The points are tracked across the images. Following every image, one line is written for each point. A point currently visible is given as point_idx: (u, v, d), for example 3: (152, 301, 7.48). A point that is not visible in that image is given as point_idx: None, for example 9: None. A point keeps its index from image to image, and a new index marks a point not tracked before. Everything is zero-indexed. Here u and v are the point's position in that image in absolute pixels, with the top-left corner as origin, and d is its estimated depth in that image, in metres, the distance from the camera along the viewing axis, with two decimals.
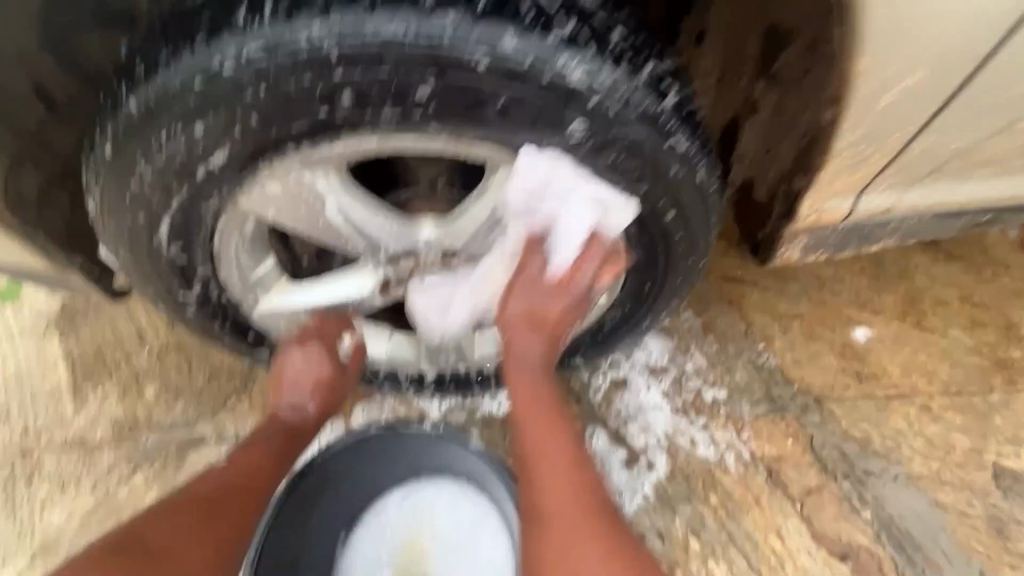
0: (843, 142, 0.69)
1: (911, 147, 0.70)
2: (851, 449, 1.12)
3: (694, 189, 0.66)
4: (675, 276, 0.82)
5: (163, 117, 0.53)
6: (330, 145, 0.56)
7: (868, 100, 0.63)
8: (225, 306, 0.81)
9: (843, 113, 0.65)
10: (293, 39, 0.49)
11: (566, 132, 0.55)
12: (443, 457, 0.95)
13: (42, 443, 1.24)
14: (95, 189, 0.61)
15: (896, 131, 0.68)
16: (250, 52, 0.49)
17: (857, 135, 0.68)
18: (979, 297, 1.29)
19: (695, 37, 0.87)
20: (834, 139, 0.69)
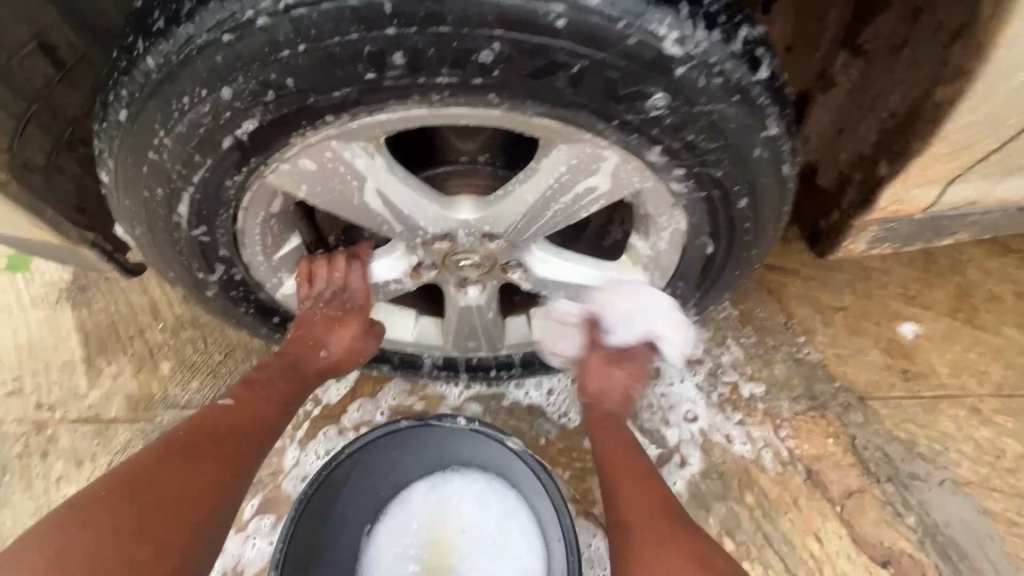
0: (951, 125, 0.61)
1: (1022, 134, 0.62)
2: (895, 452, 1.07)
3: (776, 175, 0.58)
4: (731, 267, 0.76)
5: (185, 78, 0.46)
6: (372, 114, 0.49)
7: (994, 76, 0.55)
8: (247, 288, 0.75)
9: (962, 90, 0.57)
10: None
11: (645, 105, 0.48)
12: (474, 449, 0.90)
13: (57, 418, 1.21)
14: (108, 158, 0.54)
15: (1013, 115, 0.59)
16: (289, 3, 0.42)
17: (971, 120, 0.60)
18: None
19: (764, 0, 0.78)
20: (941, 120, 0.61)
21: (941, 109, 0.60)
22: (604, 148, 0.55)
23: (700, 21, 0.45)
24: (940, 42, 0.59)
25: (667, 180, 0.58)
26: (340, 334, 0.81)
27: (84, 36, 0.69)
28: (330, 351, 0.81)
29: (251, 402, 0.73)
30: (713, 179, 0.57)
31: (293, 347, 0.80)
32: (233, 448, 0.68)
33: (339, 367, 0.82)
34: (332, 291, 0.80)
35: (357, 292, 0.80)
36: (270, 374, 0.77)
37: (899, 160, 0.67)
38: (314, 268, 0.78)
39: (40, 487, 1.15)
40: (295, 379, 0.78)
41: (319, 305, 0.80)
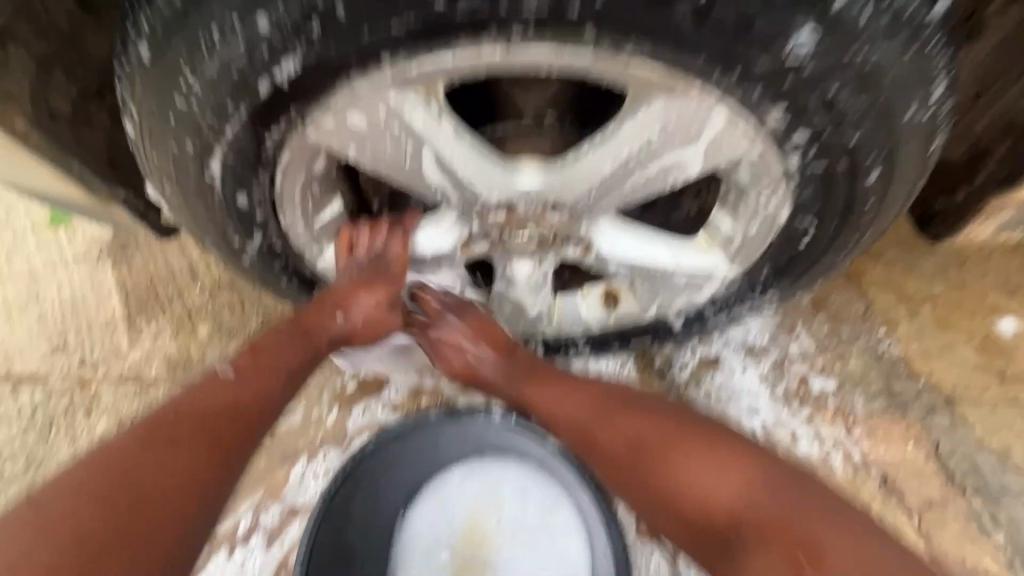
0: None
1: None
2: (984, 461, 0.97)
3: (921, 141, 0.47)
4: (832, 252, 0.65)
5: (217, 6, 0.38)
6: (438, 54, 0.40)
7: None
8: (284, 255, 0.69)
9: None
10: None
11: (783, 47, 0.38)
12: (516, 438, 0.84)
13: (100, 375, 1.21)
14: (131, 106, 0.47)
15: None
16: None
17: None
18: None
19: None
20: None
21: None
22: (712, 104, 0.45)
23: None
24: None
25: (784, 147, 0.47)
26: (360, 303, 0.74)
27: None
28: (348, 319, 0.74)
29: (248, 377, 0.66)
30: (844, 146, 0.46)
31: (308, 310, 0.72)
32: (224, 431, 0.62)
33: (355, 337, 0.75)
34: (363, 256, 0.71)
35: (395, 260, 0.72)
36: (279, 341, 0.70)
37: None
38: (354, 235, 0.71)
39: (85, 443, 1.16)
40: (302, 348, 0.71)
41: (348, 268, 0.72)
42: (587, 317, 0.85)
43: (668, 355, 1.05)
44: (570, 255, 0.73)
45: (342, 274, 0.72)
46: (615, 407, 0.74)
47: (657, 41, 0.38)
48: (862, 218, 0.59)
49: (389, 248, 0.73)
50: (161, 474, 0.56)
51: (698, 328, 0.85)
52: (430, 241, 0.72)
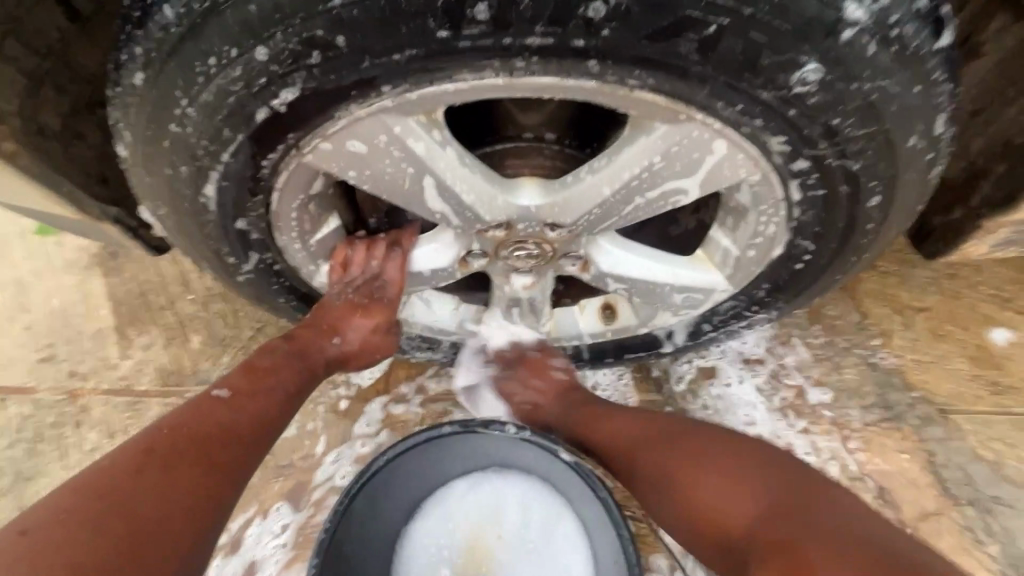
0: None
1: None
2: (978, 472, 0.98)
3: (924, 165, 0.47)
4: (831, 271, 0.65)
5: (213, 34, 0.37)
6: (440, 81, 0.40)
7: None
8: (281, 272, 0.68)
9: None
10: None
11: (789, 79, 0.38)
12: (518, 453, 0.84)
13: (89, 387, 1.19)
14: (125, 130, 0.46)
15: None
16: None
17: None
18: None
19: None
20: None
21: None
22: (715, 131, 0.45)
23: None
24: None
25: (785, 172, 0.47)
26: (358, 330, 0.74)
27: None
28: (344, 340, 0.74)
29: (246, 397, 0.64)
30: (846, 172, 0.46)
31: (305, 332, 0.72)
32: (224, 450, 0.59)
33: (351, 360, 0.76)
34: (360, 280, 0.71)
35: (389, 282, 0.72)
36: (273, 362, 0.69)
37: None
38: (350, 253, 0.70)
39: (74, 456, 1.14)
40: (301, 373, 0.70)
41: (343, 290, 0.72)
42: (585, 330, 0.85)
43: (665, 367, 1.05)
44: (568, 270, 0.73)
45: (338, 296, 0.72)
46: (656, 423, 0.72)
47: (662, 72, 0.38)
48: (861, 239, 0.60)
49: (378, 273, 0.71)
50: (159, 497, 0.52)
51: (694, 342, 0.85)
52: (426, 258, 0.71)
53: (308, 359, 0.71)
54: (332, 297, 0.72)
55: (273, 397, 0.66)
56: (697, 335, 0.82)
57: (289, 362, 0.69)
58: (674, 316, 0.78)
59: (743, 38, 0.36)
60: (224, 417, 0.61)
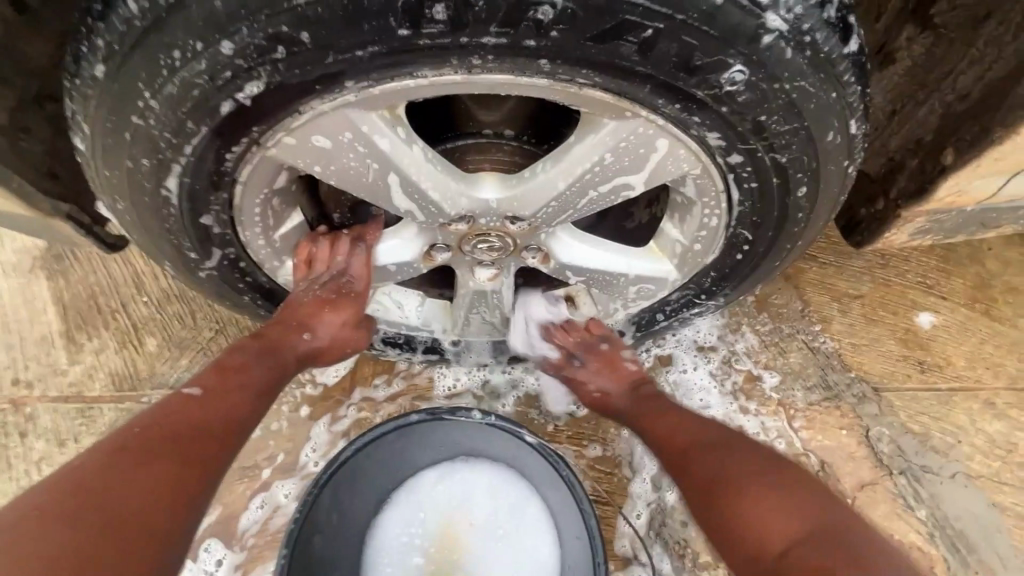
0: None
1: None
2: (908, 444, 1.06)
3: (843, 158, 0.52)
4: (769, 258, 0.70)
5: (177, 28, 0.38)
6: (400, 78, 0.42)
7: None
8: (245, 267, 0.68)
9: None
10: None
11: (719, 78, 0.42)
12: (484, 440, 0.86)
13: (36, 395, 1.14)
14: (83, 122, 0.46)
15: None
16: None
17: None
18: None
19: None
20: None
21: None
22: (658, 127, 0.49)
23: None
24: None
25: (722, 165, 0.52)
26: (326, 323, 0.74)
27: None
28: (315, 336, 0.74)
29: (219, 398, 0.63)
30: (775, 165, 0.51)
31: (275, 330, 0.72)
32: (197, 446, 0.59)
33: (324, 355, 0.76)
34: (325, 277, 0.73)
35: (356, 277, 0.73)
36: (242, 362, 0.67)
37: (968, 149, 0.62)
38: (315, 248, 0.72)
39: (20, 468, 1.09)
40: (273, 368, 0.69)
41: (310, 289, 0.73)
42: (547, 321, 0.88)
43: None
44: (529, 262, 0.76)
45: (305, 295, 0.73)
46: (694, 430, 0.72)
47: (607, 71, 0.41)
48: (794, 228, 0.65)
49: (345, 269, 0.73)
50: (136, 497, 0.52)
51: (648, 331, 0.89)
52: (390, 253, 0.73)
53: (282, 356, 0.71)
54: (300, 295, 0.73)
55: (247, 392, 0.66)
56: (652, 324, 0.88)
57: (260, 364, 0.68)
58: (632, 305, 0.82)
59: (679, 42, 0.39)
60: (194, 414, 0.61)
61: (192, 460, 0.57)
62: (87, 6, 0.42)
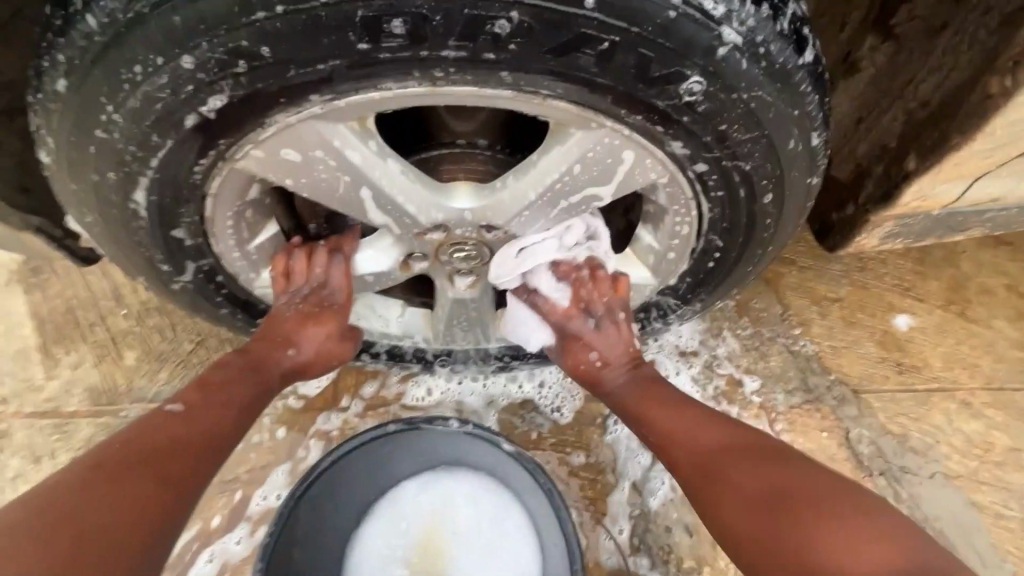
0: (1000, 119, 0.57)
1: None
2: (888, 445, 1.08)
3: (806, 165, 0.54)
4: (742, 264, 0.71)
5: (137, 43, 0.38)
6: (364, 90, 0.42)
7: None
8: (220, 279, 0.68)
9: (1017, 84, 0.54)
10: None
11: (678, 89, 0.43)
12: (462, 448, 0.86)
13: (11, 411, 1.12)
14: (47, 136, 0.46)
15: None
16: None
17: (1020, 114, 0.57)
18: None
19: None
20: (988, 117, 0.58)
21: (986, 103, 0.57)
22: (623, 137, 0.49)
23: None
24: (986, 29, 0.54)
25: (688, 174, 0.53)
26: (310, 339, 0.74)
27: None
28: (300, 350, 0.74)
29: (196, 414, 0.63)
30: (740, 173, 0.52)
31: (259, 345, 0.72)
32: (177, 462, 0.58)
33: (308, 370, 0.75)
34: (305, 292, 0.73)
35: (337, 290, 0.73)
36: (225, 377, 0.68)
37: (930, 155, 0.64)
38: (289, 261, 0.71)
39: None
40: (257, 385, 0.69)
41: (290, 301, 0.73)
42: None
43: None
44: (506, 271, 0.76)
45: (286, 308, 0.73)
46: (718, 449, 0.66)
47: (569, 83, 0.42)
48: (764, 234, 0.66)
49: (325, 283, 0.73)
50: (107, 513, 0.50)
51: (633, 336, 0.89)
52: (366, 262, 0.73)
53: (265, 371, 0.71)
54: (281, 308, 0.73)
55: (230, 404, 0.65)
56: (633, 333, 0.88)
57: (244, 382, 0.68)
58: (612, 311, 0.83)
59: (636, 53, 0.40)
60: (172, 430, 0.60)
61: (169, 474, 0.56)
62: (49, 20, 0.42)
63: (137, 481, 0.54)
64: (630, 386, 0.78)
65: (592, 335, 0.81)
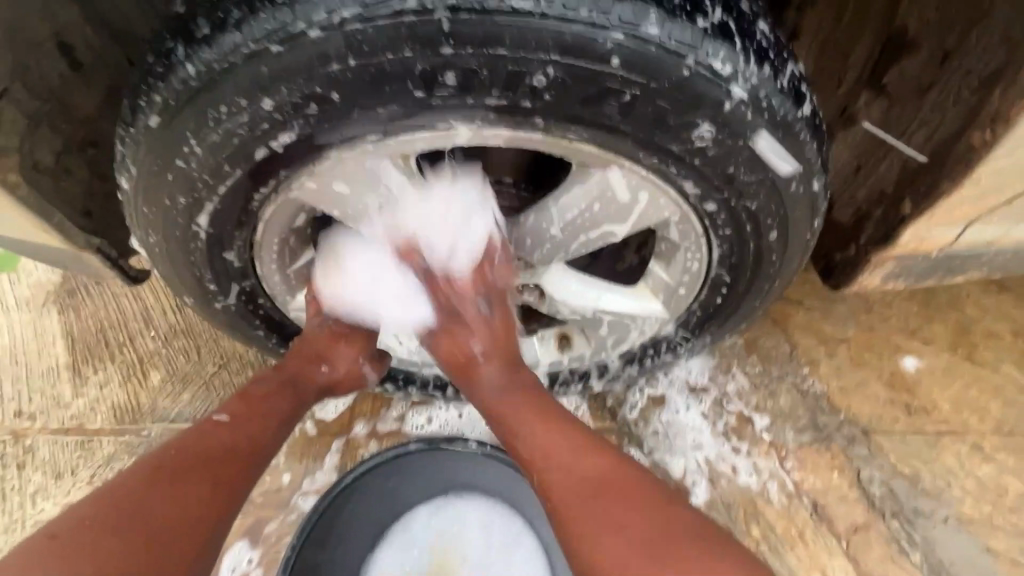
0: (987, 167, 0.62)
1: None
2: (900, 486, 1.08)
3: (807, 206, 0.58)
4: (750, 298, 0.75)
5: (225, 87, 0.45)
6: (414, 132, 0.48)
7: None
8: (259, 300, 0.73)
9: (1000, 136, 0.59)
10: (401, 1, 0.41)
11: (690, 136, 0.48)
12: (477, 472, 0.88)
13: (38, 426, 1.15)
14: (131, 164, 0.52)
15: None
16: (345, 16, 0.41)
17: (1005, 164, 0.62)
18: None
19: (787, 36, 0.76)
20: (975, 166, 0.62)
21: (972, 153, 0.62)
22: (640, 177, 0.55)
23: (749, 59, 0.46)
24: (969, 87, 0.60)
25: (699, 211, 0.58)
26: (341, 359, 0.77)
27: (103, 38, 0.67)
28: (333, 368, 0.76)
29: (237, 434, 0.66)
30: (746, 211, 0.56)
31: (293, 363, 0.74)
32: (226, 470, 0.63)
33: (338, 386, 0.78)
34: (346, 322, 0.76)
35: (368, 312, 0.76)
36: (266, 390, 0.72)
37: (925, 200, 0.68)
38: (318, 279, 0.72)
39: (16, 500, 1.09)
40: (291, 399, 0.73)
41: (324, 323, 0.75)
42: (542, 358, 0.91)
43: (619, 396, 1.13)
44: (527, 299, 0.82)
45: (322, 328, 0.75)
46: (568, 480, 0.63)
47: (594, 129, 0.48)
48: (770, 269, 0.70)
49: (355, 307, 0.75)
50: (161, 531, 0.55)
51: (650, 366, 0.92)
52: None
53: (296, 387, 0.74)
54: (310, 330, 0.74)
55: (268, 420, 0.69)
56: (645, 364, 0.91)
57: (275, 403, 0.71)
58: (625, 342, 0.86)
59: (655, 104, 0.46)
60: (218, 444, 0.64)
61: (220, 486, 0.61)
62: (146, 68, 0.49)
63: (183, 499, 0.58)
64: (507, 388, 0.70)
65: (478, 325, 0.70)
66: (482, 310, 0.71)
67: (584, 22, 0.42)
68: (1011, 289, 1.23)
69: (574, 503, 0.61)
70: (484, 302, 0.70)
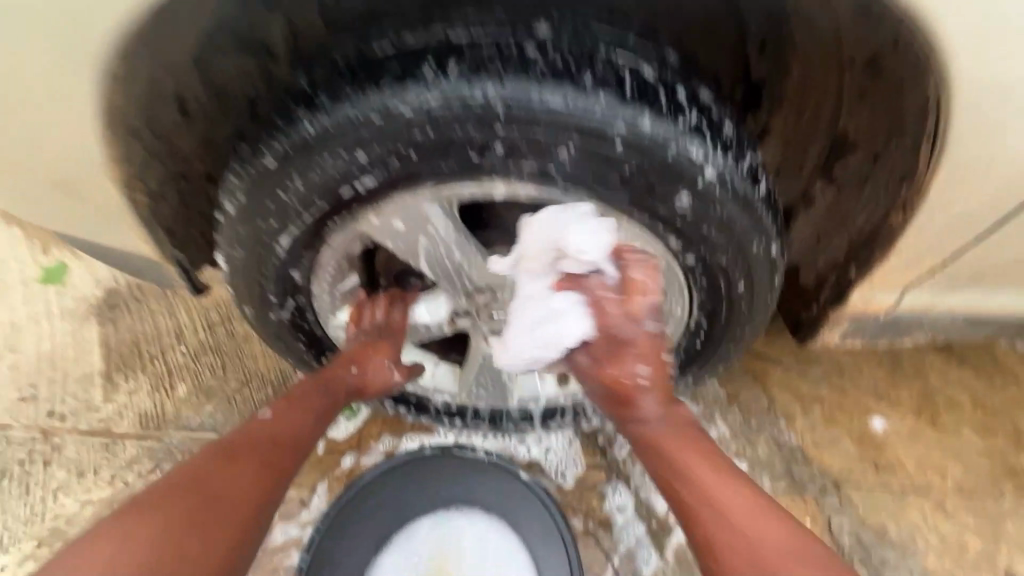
0: (907, 243, 0.78)
1: (959, 255, 0.80)
2: (868, 536, 1.18)
3: (767, 266, 0.73)
4: (724, 343, 0.88)
5: (332, 143, 0.60)
6: (464, 184, 0.63)
7: (935, 212, 0.72)
8: (306, 314, 0.86)
9: (911, 220, 0.75)
10: (471, 94, 0.56)
11: (673, 203, 0.63)
12: (477, 485, 0.97)
13: (67, 426, 1.23)
14: (239, 193, 0.67)
15: (953, 241, 0.77)
16: (429, 101, 0.57)
17: (923, 241, 0.77)
18: (992, 403, 1.31)
19: None
20: (897, 241, 0.78)
21: (894, 232, 0.77)
22: (632, 233, 0.69)
23: (721, 150, 0.62)
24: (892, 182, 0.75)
25: (680, 263, 0.72)
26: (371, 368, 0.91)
27: None
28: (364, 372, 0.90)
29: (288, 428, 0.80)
30: (717, 265, 0.71)
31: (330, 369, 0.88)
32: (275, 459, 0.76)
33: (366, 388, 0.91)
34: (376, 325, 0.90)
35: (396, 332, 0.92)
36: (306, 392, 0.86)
37: (864, 268, 0.84)
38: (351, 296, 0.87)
39: (39, 494, 1.16)
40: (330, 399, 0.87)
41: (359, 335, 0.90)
42: (536, 392, 1.09)
43: None
44: None
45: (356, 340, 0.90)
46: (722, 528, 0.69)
47: (600, 192, 0.63)
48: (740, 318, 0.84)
49: (386, 327, 0.91)
50: (233, 500, 0.68)
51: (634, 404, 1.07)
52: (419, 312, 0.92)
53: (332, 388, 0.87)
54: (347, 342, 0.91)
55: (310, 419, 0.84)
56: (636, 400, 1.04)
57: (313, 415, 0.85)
58: None
59: (647, 178, 0.61)
60: (275, 433, 0.78)
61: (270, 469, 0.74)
62: (263, 124, 0.64)
63: (246, 479, 0.71)
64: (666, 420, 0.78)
65: (648, 348, 0.75)
66: (649, 328, 0.75)
67: (599, 117, 0.57)
68: (972, 363, 1.34)
69: (692, 493, 0.71)
70: (651, 324, 0.75)
